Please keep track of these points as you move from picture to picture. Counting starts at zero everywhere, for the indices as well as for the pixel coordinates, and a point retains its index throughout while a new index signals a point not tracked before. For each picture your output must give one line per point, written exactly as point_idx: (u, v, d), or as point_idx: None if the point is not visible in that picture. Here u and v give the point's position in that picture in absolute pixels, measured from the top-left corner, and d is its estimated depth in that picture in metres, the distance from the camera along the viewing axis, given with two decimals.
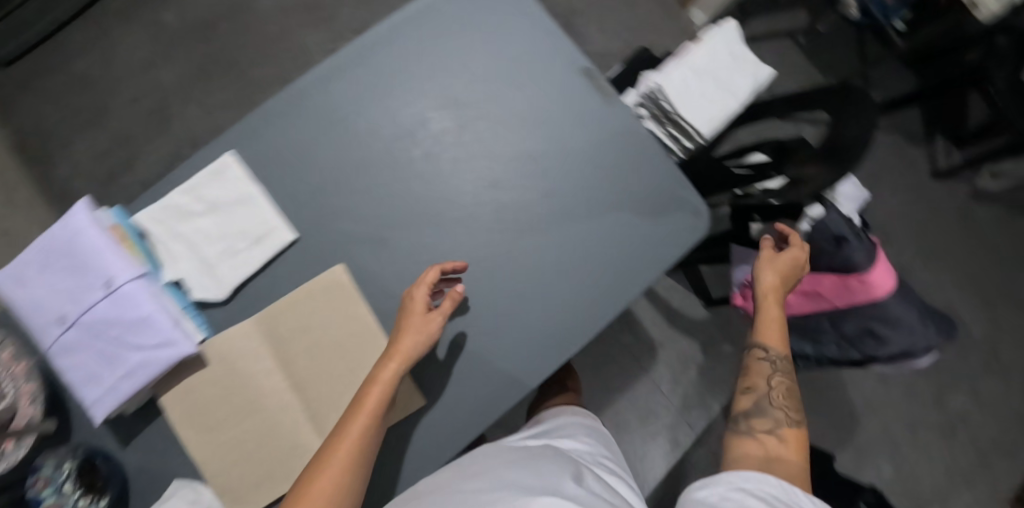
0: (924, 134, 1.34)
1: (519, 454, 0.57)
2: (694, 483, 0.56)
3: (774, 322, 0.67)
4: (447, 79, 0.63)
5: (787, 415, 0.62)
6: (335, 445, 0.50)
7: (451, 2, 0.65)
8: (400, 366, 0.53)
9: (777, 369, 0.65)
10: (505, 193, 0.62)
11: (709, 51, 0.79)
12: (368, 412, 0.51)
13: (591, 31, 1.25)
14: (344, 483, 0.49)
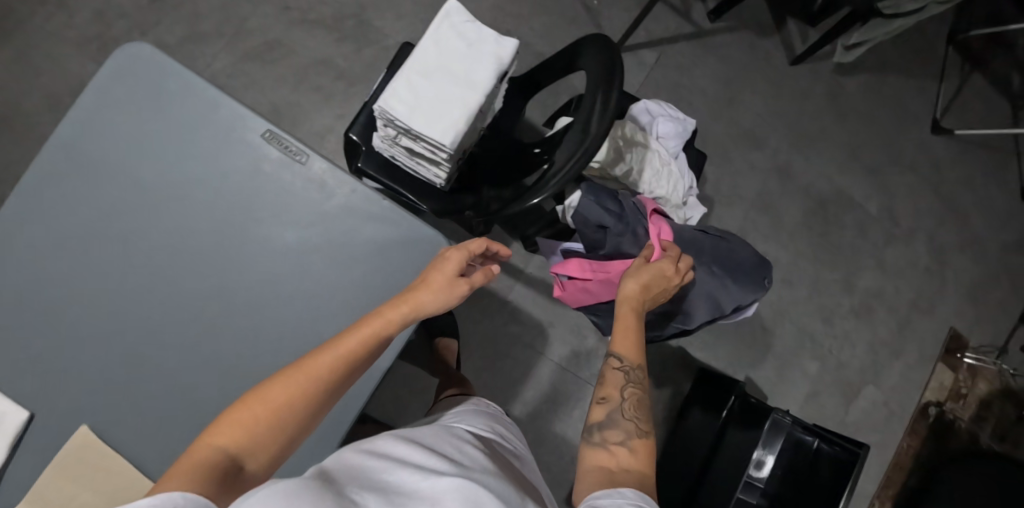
0: (773, 21, 1.26)
1: (406, 429, 0.50)
2: (593, 491, 0.44)
3: (632, 330, 0.56)
4: (127, 189, 0.59)
5: (641, 429, 0.52)
6: (319, 359, 0.47)
7: (107, 104, 0.59)
8: (407, 314, 0.51)
9: (633, 379, 0.55)
10: (229, 294, 0.58)
11: (435, 46, 0.71)
12: (365, 355, 0.49)
13: (387, 23, 1.14)
14: (293, 409, 0.46)
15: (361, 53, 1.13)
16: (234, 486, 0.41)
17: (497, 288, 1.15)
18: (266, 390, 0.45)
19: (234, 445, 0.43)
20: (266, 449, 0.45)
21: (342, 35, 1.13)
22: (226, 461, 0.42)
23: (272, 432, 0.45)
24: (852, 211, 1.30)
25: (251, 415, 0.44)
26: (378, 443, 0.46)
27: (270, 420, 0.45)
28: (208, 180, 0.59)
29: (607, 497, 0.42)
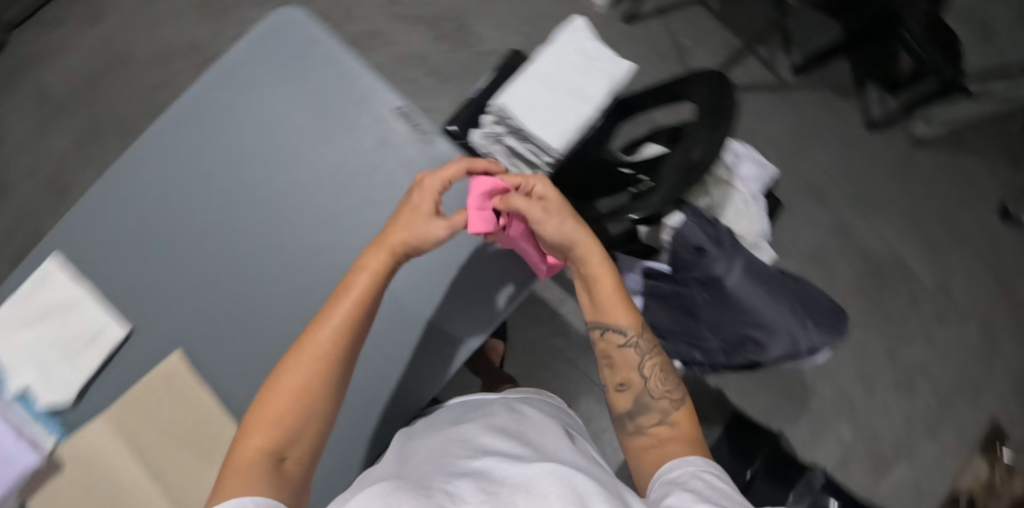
0: (855, 85, 1.28)
1: (495, 416, 0.54)
2: (665, 465, 0.45)
3: (605, 275, 0.54)
4: (258, 141, 0.63)
5: (670, 398, 0.53)
6: (316, 338, 0.47)
7: (259, 62, 0.64)
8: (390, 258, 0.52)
9: (642, 351, 0.54)
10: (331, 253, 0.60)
11: (556, 56, 0.75)
12: (361, 312, 0.49)
13: (485, 29, 1.19)
14: (312, 394, 0.45)
15: (456, 54, 1.17)
16: (290, 476, 0.41)
17: (549, 299, 1.17)
18: (284, 386, 0.45)
19: (274, 441, 0.42)
20: (311, 439, 0.44)
21: (441, 34, 1.18)
22: (274, 456, 0.41)
23: (310, 422, 0.44)
24: (906, 282, 1.30)
25: (281, 412, 0.44)
26: (473, 433, 0.51)
27: (300, 414, 0.44)
28: (334, 144, 0.63)
29: (675, 468, 0.43)
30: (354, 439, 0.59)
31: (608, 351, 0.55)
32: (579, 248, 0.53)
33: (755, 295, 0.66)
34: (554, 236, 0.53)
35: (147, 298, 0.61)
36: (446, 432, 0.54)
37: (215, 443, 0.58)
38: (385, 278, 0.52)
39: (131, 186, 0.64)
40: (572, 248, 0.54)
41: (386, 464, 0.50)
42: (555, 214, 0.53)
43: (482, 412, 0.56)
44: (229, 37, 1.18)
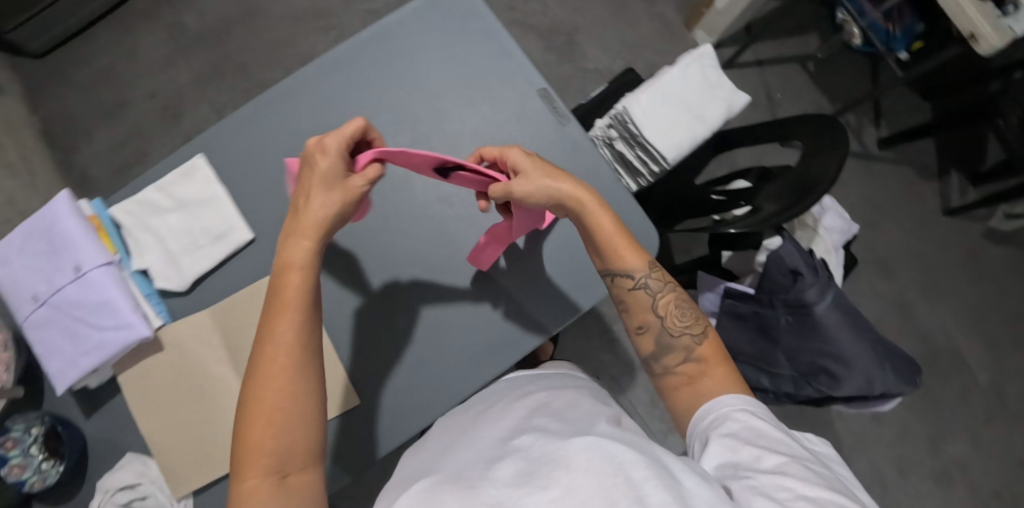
0: (939, 168, 1.29)
1: (540, 401, 0.54)
2: (699, 413, 0.50)
3: (605, 221, 0.55)
4: (407, 93, 0.68)
5: (688, 334, 0.56)
6: (271, 354, 0.48)
7: (422, 23, 0.69)
8: (311, 242, 0.50)
9: (652, 292, 0.58)
10: (452, 207, 0.68)
11: (680, 76, 0.79)
12: (301, 311, 0.50)
13: (591, 48, 1.26)
14: (287, 403, 0.48)
15: (561, 67, 1.24)
16: (293, 492, 0.46)
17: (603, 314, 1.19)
18: (257, 414, 0.47)
19: (268, 467, 0.46)
20: (305, 451, 0.48)
21: (550, 46, 1.25)
22: (274, 480, 0.46)
23: (295, 426, 0.48)
24: (959, 375, 1.27)
25: (265, 438, 0.47)
26: (508, 417, 0.52)
27: (283, 435, 0.47)
28: (476, 109, 0.68)
29: (709, 415, 0.49)
30: (443, 383, 0.62)
31: (622, 296, 0.58)
32: (572, 202, 0.54)
33: (839, 325, 0.68)
34: (538, 198, 0.53)
35: (274, 212, 0.65)
36: (484, 413, 0.55)
37: None
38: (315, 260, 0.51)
39: (275, 107, 0.67)
40: (568, 201, 0.54)
41: (439, 445, 0.54)
42: (536, 175, 0.53)
43: (527, 396, 0.56)
44: (355, 12, 1.27)
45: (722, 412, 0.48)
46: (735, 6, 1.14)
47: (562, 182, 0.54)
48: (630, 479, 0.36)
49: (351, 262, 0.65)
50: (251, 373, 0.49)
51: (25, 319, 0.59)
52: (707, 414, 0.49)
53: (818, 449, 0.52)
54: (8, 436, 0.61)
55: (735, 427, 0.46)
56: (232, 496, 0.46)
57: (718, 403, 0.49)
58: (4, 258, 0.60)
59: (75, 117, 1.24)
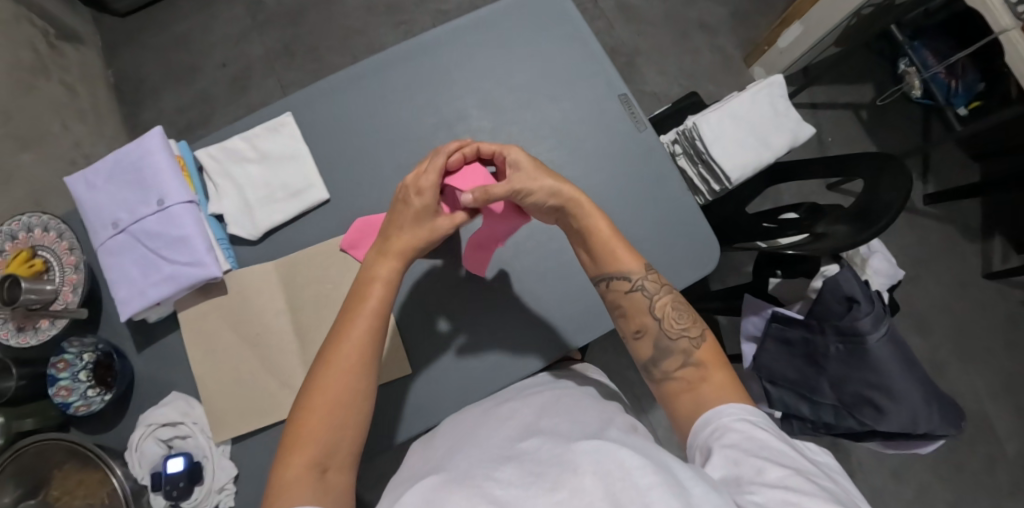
0: (982, 230, 1.29)
1: (547, 401, 0.55)
2: (698, 425, 0.48)
3: (603, 224, 0.56)
4: (493, 82, 0.70)
5: (685, 338, 0.54)
6: (342, 352, 0.50)
7: (515, 18, 0.72)
8: (398, 264, 0.54)
9: (649, 294, 0.55)
10: None
11: (750, 102, 0.81)
12: (376, 319, 0.52)
13: (650, 72, 1.30)
14: (345, 399, 0.48)
15: None
16: (331, 487, 0.45)
17: None
18: (315, 405, 0.48)
19: (312, 458, 0.46)
20: (348, 448, 0.48)
21: None
22: (316, 474, 0.45)
23: (345, 421, 0.48)
24: (988, 443, 1.23)
25: (316, 428, 0.47)
26: (517, 415, 0.53)
27: (333, 429, 0.47)
28: (556, 106, 0.70)
29: (709, 425, 0.47)
30: (497, 364, 0.64)
31: (617, 298, 0.56)
32: (572, 203, 0.55)
33: (892, 359, 0.67)
34: (536, 193, 0.54)
35: (351, 177, 0.67)
36: (492, 409, 0.56)
37: None
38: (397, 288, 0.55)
39: (364, 78, 0.69)
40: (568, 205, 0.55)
41: (449, 439, 0.54)
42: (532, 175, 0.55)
43: (537, 393, 0.58)
44: (428, 10, 1.32)
45: (724, 422, 0.46)
46: (798, 47, 1.18)
47: (561, 181, 0.55)
48: (637, 485, 0.35)
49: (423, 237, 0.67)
50: (314, 365, 0.50)
51: (102, 244, 0.61)
52: (708, 424, 0.47)
53: (822, 457, 0.48)
54: (61, 357, 0.62)
55: (736, 438, 0.44)
56: (270, 483, 0.45)
57: (718, 414, 0.47)
58: (92, 183, 0.62)
59: (146, 75, 1.28)
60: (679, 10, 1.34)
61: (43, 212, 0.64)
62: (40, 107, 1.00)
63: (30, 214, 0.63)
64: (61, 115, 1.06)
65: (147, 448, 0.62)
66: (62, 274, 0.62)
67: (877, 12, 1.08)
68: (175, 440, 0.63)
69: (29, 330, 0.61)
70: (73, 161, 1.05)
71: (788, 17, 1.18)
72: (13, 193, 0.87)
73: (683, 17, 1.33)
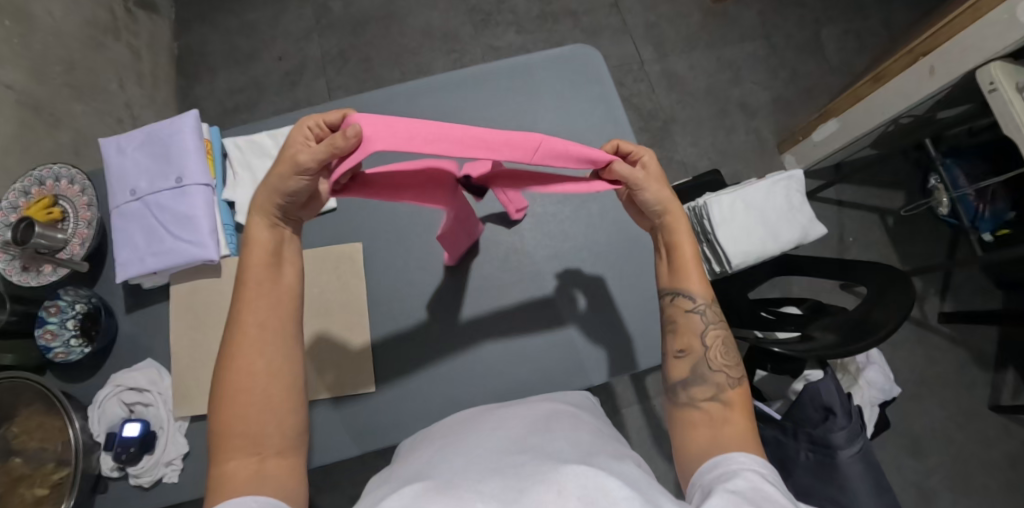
0: (996, 360, 1.23)
1: (542, 415, 0.53)
2: (705, 466, 0.43)
3: (687, 247, 0.52)
4: (514, 126, 0.73)
5: (727, 375, 0.49)
6: (240, 334, 0.44)
7: (550, 72, 0.74)
8: (259, 216, 0.46)
9: (708, 321, 0.51)
10: (519, 240, 0.70)
11: (766, 191, 0.81)
12: (278, 294, 0.46)
13: (682, 141, 1.32)
14: (267, 382, 0.44)
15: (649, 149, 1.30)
16: (270, 475, 0.42)
17: (617, 394, 1.17)
18: (231, 394, 0.43)
19: (246, 448, 0.42)
20: (280, 433, 0.44)
21: (645, 127, 1.32)
22: (253, 463, 0.42)
23: (270, 406, 0.44)
24: None
25: (237, 419, 0.43)
26: (506, 425, 0.51)
27: (255, 418, 0.43)
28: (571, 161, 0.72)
29: (714, 468, 0.42)
30: (458, 399, 0.64)
31: (672, 315, 0.53)
32: (670, 216, 0.51)
33: (863, 481, 0.63)
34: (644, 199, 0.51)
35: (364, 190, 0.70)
36: (481, 415, 0.56)
37: (336, 333, 0.66)
38: (282, 226, 0.48)
39: (394, 101, 0.72)
40: (660, 215, 0.52)
41: (437, 444, 0.51)
42: (653, 181, 0.50)
43: (533, 404, 0.56)
44: (481, 44, 1.37)
45: (732, 467, 0.41)
46: (832, 143, 1.18)
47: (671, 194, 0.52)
48: None
49: (416, 261, 0.69)
50: (218, 361, 0.45)
51: (117, 207, 0.65)
52: (716, 466, 0.42)
53: None
54: (55, 302, 0.65)
55: (742, 485, 0.38)
56: (211, 481, 0.42)
57: (727, 458, 0.42)
58: (122, 148, 0.67)
59: (208, 54, 1.36)
60: (722, 87, 1.36)
61: (72, 166, 0.68)
62: (102, 63, 1.08)
63: (60, 166, 0.68)
64: (120, 75, 1.13)
65: (109, 408, 0.64)
66: (74, 227, 0.66)
67: (915, 121, 1.09)
68: (137, 405, 0.65)
69: (32, 271, 0.64)
70: (120, 119, 1.11)
71: (828, 112, 1.18)
72: (57, 138, 0.92)
73: (724, 94, 1.35)
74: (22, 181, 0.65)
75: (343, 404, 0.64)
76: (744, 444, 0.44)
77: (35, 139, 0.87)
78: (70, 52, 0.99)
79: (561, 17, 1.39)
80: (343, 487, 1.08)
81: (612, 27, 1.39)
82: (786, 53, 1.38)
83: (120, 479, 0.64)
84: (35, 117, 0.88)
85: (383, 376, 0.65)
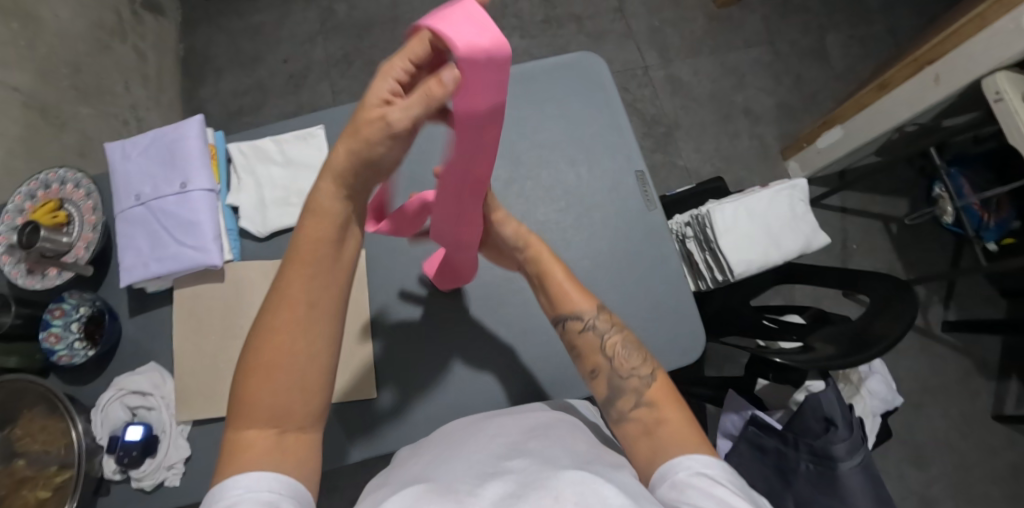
0: (1000, 369, 1.23)
1: (540, 422, 0.53)
2: (655, 480, 0.42)
3: (555, 267, 0.54)
4: (517, 134, 0.73)
5: (641, 378, 0.49)
6: (283, 302, 0.40)
7: (552, 80, 0.74)
8: (335, 183, 0.40)
9: (602, 333, 0.51)
10: None
11: (769, 200, 0.81)
12: (336, 270, 0.41)
13: (686, 147, 1.32)
14: (301, 359, 0.40)
15: (652, 154, 1.30)
16: (289, 452, 0.39)
17: None
18: (260, 361, 0.39)
19: (268, 420, 0.39)
20: (307, 412, 0.40)
21: (648, 132, 1.32)
22: (271, 437, 0.39)
23: (301, 384, 0.40)
24: None
25: (267, 395, 0.39)
26: (504, 432, 0.51)
27: (283, 393, 0.39)
28: (573, 169, 0.72)
29: (664, 483, 0.41)
30: (458, 407, 0.64)
31: (571, 339, 0.52)
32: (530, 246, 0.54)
33: (863, 494, 0.63)
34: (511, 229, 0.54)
35: None
36: (479, 422, 0.56)
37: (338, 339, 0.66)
38: (354, 197, 0.42)
39: None
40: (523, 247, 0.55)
41: (435, 450, 0.51)
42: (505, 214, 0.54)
43: (532, 412, 0.56)
44: None
45: (679, 479, 0.40)
46: (836, 150, 1.17)
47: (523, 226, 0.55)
48: None
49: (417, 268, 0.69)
50: (254, 331, 0.41)
51: (122, 211, 0.66)
52: (665, 478, 0.41)
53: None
54: (59, 305, 0.66)
55: (693, 496, 0.38)
56: (224, 446, 0.39)
57: (672, 471, 0.41)
58: (127, 153, 0.67)
59: (213, 56, 1.36)
60: (725, 92, 1.36)
61: (77, 170, 0.69)
62: (108, 67, 1.09)
63: (65, 170, 0.68)
64: (126, 78, 1.14)
65: (112, 411, 0.64)
66: (79, 231, 0.66)
67: (919, 131, 1.09)
68: (140, 409, 0.66)
69: (37, 274, 0.65)
70: (126, 121, 1.12)
71: (832, 119, 1.18)
72: (63, 141, 0.93)
73: (728, 99, 1.35)
74: (27, 185, 0.66)
75: (344, 410, 0.64)
76: (681, 444, 0.43)
77: (41, 141, 0.87)
78: (76, 55, 1.00)
79: (565, 22, 1.39)
80: (344, 489, 1.08)
81: (616, 32, 1.39)
82: (790, 58, 1.38)
83: (122, 482, 0.64)
84: (41, 120, 0.88)
85: (385, 382, 0.65)
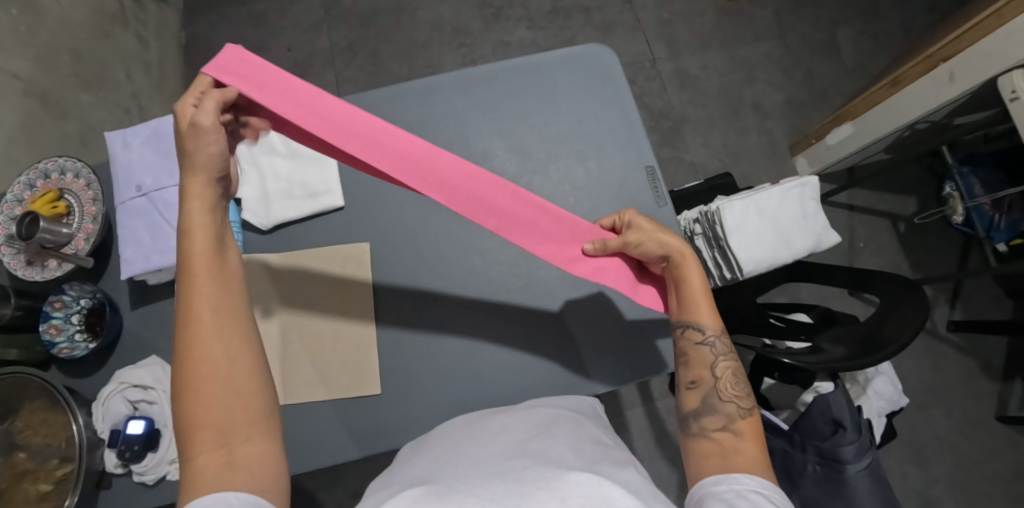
0: (1005, 371, 1.22)
1: (544, 418, 0.53)
2: (710, 480, 0.43)
3: (696, 279, 0.53)
4: (525, 128, 0.71)
5: (737, 406, 0.49)
6: (186, 324, 0.41)
7: (561, 72, 0.73)
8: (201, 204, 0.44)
9: (718, 354, 0.52)
10: None
11: (780, 197, 0.80)
12: (225, 279, 0.43)
13: (694, 142, 1.30)
14: (224, 366, 0.40)
15: (659, 148, 1.29)
16: (240, 460, 0.39)
17: (622, 396, 1.16)
18: (183, 384, 0.40)
19: (211, 438, 0.39)
20: (245, 416, 0.40)
21: (656, 126, 1.30)
22: (221, 454, 0.39)
23: (229, 392, 0.40)
24: None
25: (200, 409, 0.39)
26: (508, 429, 0.51)
27: (216, 404, 0.40)
28: (582, 164, 0.71)
29: (719, 485, 0.42)
30: (463, 405, 0.64)
31: (682, 347, 0.53)
32: (676, 256, 0.54)
33: (870, 497, 0.63)
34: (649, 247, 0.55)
35: (374, 190, 0.70)
36: (480, 420, 0.55)
37: (341, 336, 0.65)
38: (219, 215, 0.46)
39: (403, 100, 0.71)
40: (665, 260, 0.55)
41: (437, 449, 0.51)
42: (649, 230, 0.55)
43: (535, 408, 0.56)
44: (492, 39, 1.35)
45: (736, 487, 0.41)
46: (845, 147, 1.16)
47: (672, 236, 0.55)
48: None
49: (423, 264, 0.68)
50: (175, 358, 0.41)
51: (122, 202, 0.64)
52: (718, 483, 0.42)
53: None
54: (60, 297, 0.64)
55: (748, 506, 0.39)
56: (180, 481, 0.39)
57: (731, 478, 0.42)
58: (128, 143, 0.66)
59: (215, 43, 1.34)
60: (734, 87, 1.34)
61: (77, 159, 0.67)
62: (109, 53, 1.07)
63: (65, 159, 0.67)
64: (127, 65, 1.12)
65: (113, 405, 0.63)
66: (79, 222, 0.65)
67: (932, 128, 1.06)
68: (141, 403, 0.64)
69: (37, 265, 0.64)
70: (128, 109, 1.10)
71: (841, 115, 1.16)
72: (63, 129, 0.92)
73: (737, 94, 1.33)
74: (27, 174, 0.65)
75: (346, 407, 0.64)
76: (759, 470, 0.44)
77: (42, 129, 0.86)
78: (77, 41, 0.98)
79: (573, 13, 1.37)
80: (346, 482, 1.08)
81: (625, 24, 1.36)
82: (801, 53, 1.36)
83: (124, 476, 0.63)
84: (41, 107, 0.87)
85: (388, 379, 0.64)
